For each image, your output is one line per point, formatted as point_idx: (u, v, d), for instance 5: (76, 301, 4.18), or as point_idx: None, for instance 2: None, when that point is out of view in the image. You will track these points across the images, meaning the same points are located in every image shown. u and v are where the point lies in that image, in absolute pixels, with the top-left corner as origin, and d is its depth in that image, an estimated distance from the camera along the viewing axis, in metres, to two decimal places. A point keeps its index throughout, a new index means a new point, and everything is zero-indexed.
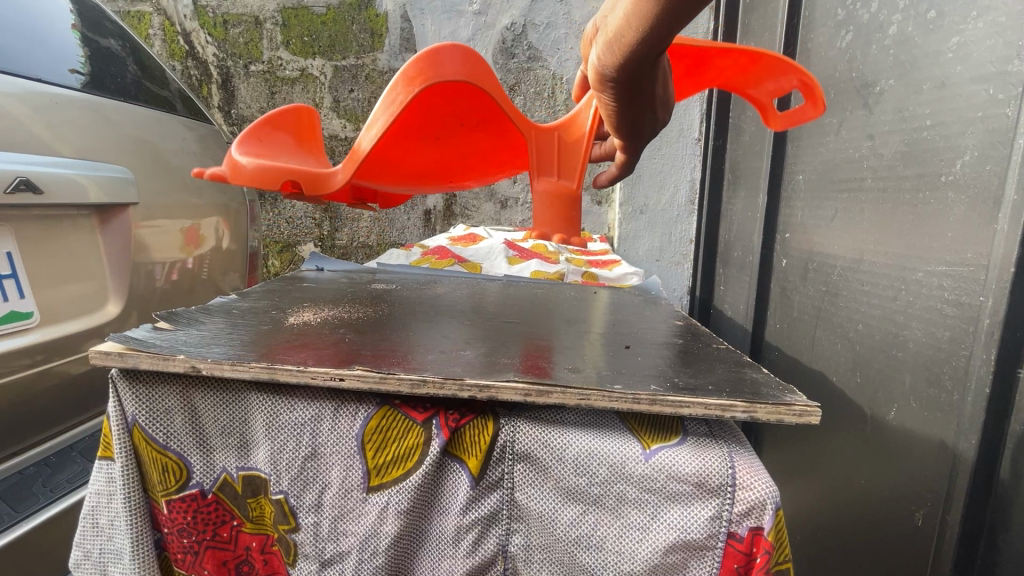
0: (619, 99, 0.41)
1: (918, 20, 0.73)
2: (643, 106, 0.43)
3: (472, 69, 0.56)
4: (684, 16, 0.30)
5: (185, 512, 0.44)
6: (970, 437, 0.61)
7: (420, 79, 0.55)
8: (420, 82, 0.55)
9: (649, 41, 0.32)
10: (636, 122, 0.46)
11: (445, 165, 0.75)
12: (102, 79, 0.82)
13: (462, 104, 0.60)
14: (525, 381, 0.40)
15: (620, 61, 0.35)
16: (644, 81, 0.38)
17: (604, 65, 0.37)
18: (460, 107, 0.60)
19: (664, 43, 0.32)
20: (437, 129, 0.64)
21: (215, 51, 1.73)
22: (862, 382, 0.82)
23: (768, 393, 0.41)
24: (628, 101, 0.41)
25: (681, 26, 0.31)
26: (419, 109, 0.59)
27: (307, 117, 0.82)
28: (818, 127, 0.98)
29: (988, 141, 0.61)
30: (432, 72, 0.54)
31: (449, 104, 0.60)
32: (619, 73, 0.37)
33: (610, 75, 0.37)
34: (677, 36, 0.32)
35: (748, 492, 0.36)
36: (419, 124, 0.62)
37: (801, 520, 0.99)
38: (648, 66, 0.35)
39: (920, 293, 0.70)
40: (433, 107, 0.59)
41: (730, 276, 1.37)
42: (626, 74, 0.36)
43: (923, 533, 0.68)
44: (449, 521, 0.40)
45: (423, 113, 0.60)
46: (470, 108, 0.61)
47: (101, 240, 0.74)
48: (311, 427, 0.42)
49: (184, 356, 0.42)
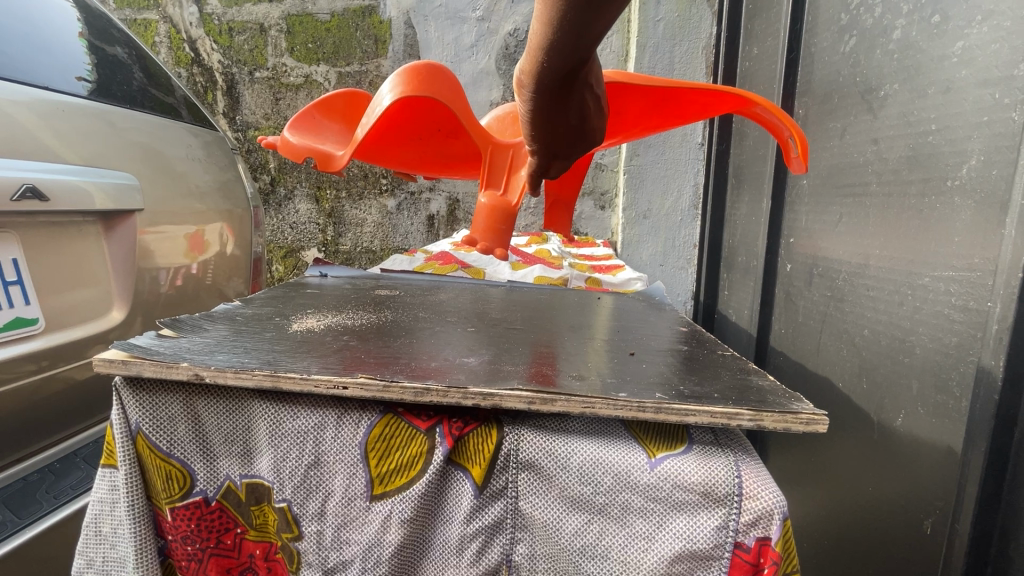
0: (536, 117, 0.37)
1: (923, 25, 0.73)
2: (567, 132, 0.39)
3: (436, 84, 0.73)
4: (593, 23, 0.26)
5: (189, 520, 0.44)
6: (978, 446, 0.61)
7: (399, 90, 0.71)
8: (399, 93, 0.71)
9: (555, 51, 0.29)
10: (561, 149, 0.41)
11: (429, 164, 0.97)
12: (109, 87, 0.83)
13: (436, 118, 0.79)
14: (529, 390, 0.40)
15: (533, 67, 0.31)
16: (564, 98, 0.34)
17: (522, 70, 0.33)
18: (438, 116, 0.78)
19: (574, 51, 0.29)
20: (421, 135, 0.85)
21: (220, 58, 1.74)
22: (868, 387, 0.81)
23: (775, 401, 0.41)
24: (547, 122, 0.37)
25: (588, 36, 0.27)
26: (403, 109, 0.75)
27: (358, 100, 0.92)
28: (822, 131, 0.98)
29: (995, 145, 0.60)
30: (409, 86, 0.71)
31: (426, 116, 0.79)
32: (535, 87, 0.33)
33: (526, 83, 0.33)
34: (588, 47, 0.28)
35: (754, 501, 0.35)
36: (404, 129, 0.82)
37: (807, 528, 0.98)
38: (565, 79, 0.32)
39: (927, 298, 0.70)
40: (414, 114, 0.77)
41: (735, 280, 1.36)
42: (543, 86, 0.32)
43: (932, 542, 0.67)
44: (453, 530, 0.40)
45: (405, 114, 0.77)
46: (440, 118, 0.79)
47: (106, 247, 0.74)
48: (314, 434, 0.42)
49: (187, 364, 0.42)
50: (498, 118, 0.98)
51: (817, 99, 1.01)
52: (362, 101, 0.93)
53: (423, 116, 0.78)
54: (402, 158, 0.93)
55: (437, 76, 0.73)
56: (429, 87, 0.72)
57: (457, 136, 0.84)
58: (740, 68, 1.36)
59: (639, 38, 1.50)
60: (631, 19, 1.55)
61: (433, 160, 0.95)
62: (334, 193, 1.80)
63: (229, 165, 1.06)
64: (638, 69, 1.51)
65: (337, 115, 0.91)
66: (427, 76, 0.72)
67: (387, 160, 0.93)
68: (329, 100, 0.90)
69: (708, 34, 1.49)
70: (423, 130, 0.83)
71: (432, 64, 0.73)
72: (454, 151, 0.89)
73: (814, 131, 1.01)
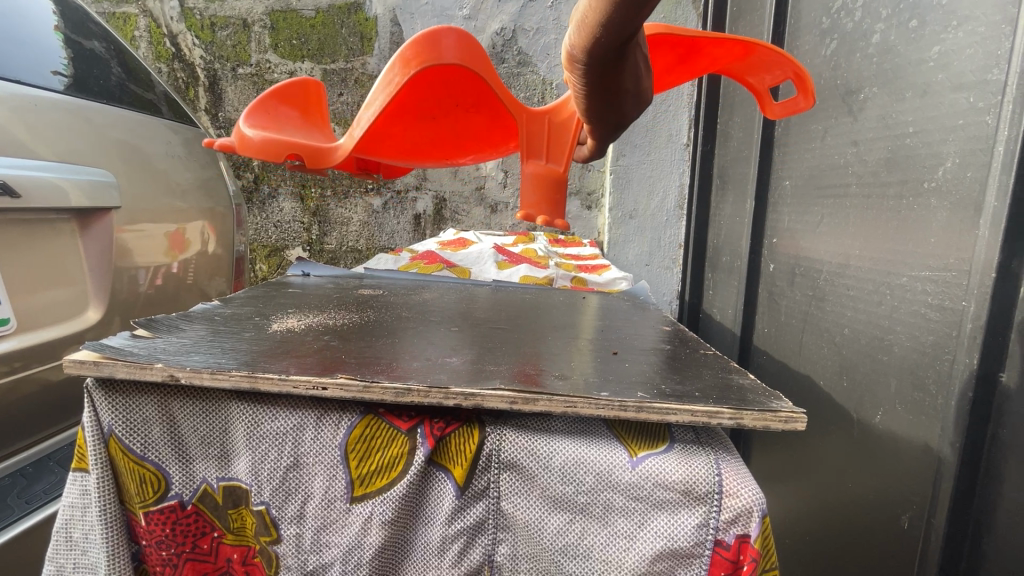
0: (588, 91, 0.38)
1: (901, 29, 0.74)
2: (615, 103, 0.40)
3: (444, 51, 0.51)
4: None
5: (164, 524, 0.43)
6: (954, 442, 0.62)
7: (407, 65, 0.52)
8: (408, 69, 0.52)
9: (613, 22, 0.30)
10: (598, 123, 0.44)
11: (443, 145, 0.73)
12: (85, 81, 0.81)
13: (451, 85, 0.57)
14: (511, 390, 0.40)
15: (586, 43, 0.33)
16: (613, 70, 0.36)
17: (573, 46, 0.34)
18: (461, 80, 0.56)
19: (630, 22, 0.30)
20: (434, 121, 0.66)
21: (202, 54, 1.71)
22: (849, 385, 0.82)
23: (755, 400, 0.41)
24: (599, 93, 0.38)
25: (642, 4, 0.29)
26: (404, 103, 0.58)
27: (313, 90, 0.79)
28: (804, 133, 0.99)
29: (969, 148, 0.62)
30: (418, 56, 0.52)
31: (440, 89, 0.58)
32: (587, 59, 0.34)
33: (576, 60, 0.35)
34: (639, 16, 0.30)
35: (734, 499, 0.36)
36: (412, 116, 0.64)
37: (789, 524, 0.99)
38: (617, 51, 0.33)
39: (904, 297, 0.71)
40: (427, 90, 0.58)
41: (720, 280, 1.37)
42: (594, 60, 0.34)
43: (909, 537, 0.69)
44: (435, 531, 0.40)
45: (416, 89, 0.57)
46: (456, 91, 0.58)
47: (82, 245, 0.72)
48: (293, 436, 0.41)
49: (162, 365, 0.41)
50: None
51: None
52: (317, 92, 0.79)
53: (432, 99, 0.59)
54: (416, 152, 0.75)
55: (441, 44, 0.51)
56: (438, 52, 0.51)
57: (480, 104, 0.61)
58: None
59: None
60: None
61: (446, 142, 0.73)
62: (320, 191, 1.79)
63: (211, 162, 1.04)
64: None
65: (292, 105, 0.75)
66: (436, 40, 0.51)
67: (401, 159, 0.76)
68: (282, 89, 0.74)
69: None
70: (432, 110, 0.63)
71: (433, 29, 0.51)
72: (471, 127, 0.68)
73: (796, 133, 1.02)
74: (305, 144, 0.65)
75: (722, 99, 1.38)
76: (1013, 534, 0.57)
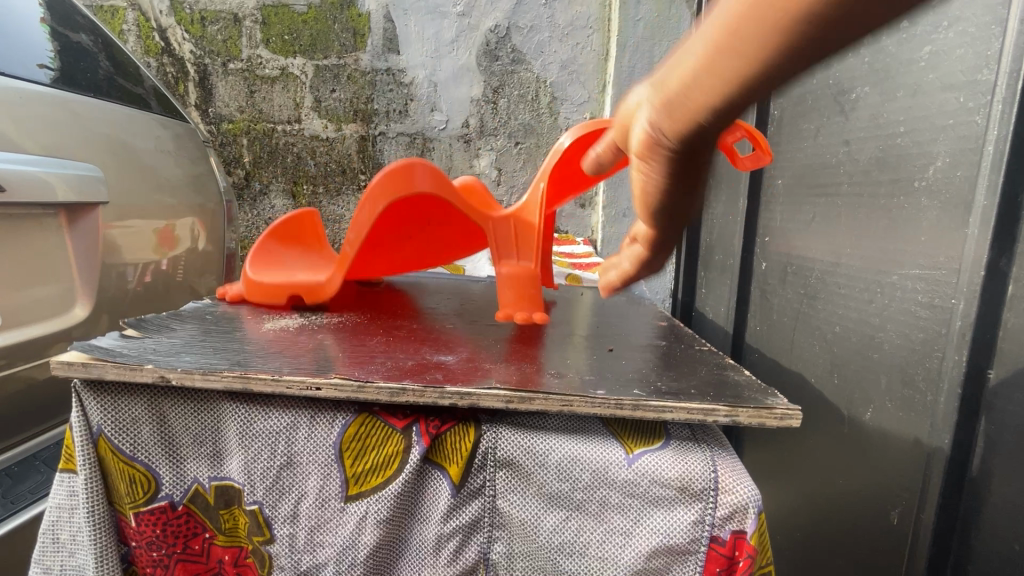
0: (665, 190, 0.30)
1: (893, 29, 0.75)
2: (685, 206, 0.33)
3: (415, 180, 0.62)
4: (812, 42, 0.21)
5: (154, 525, 0.42)
6: (943, 438, 0.63)
7: (381, 198, 0.61)
8: (382, 200, 0.61)
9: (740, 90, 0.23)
10: (664, 236, 0.36)
11: (423, 250, 0.82)
12: (72, 75, 0.80)
13: (418, 207, 0.69)
14: (507, 389, 0.40)
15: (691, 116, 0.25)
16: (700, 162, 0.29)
17: (660, 130, 0.27)
18: (429, 201, 0.67)
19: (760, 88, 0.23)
20: (407, 231, 0.76)
21: (192, 49, 1.61)
22: (840, 382, 0.83)
23: (750, 397, 0.41)
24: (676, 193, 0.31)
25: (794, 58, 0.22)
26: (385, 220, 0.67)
27: (309, 222, 0.86)
28: (797, 132, 1.00)
29: (959, 148, 0.62)
30: (388, 189, 0.61)
31: (411, 210, 0.69)
32: (680, 145, 0.27)
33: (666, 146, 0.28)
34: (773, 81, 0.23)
35: (729, 496, 0.36)
36: (386, 232, 0.73)
37: (779, 520, 1.00)
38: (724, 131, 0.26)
39: (894, 295, 0.72)
40: (398, 210, 0.68)
41: (712, 278, 1.38)
42: (691, 144, 0.27)
43: (899, 532, 0.69)
44: (430, 530, 0.39)
45: (391, 212, 0.67)
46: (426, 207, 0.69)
47: (69, 241, 0.71)
48: (287, 434, 0.41)
49: (152, 367, 0.40)
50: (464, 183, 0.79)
51: (792, 100, 1.02)
52: (311, 221, 0.86)
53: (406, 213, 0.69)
54: (396, 263, 0.84)
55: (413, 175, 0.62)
56: (410, 182, 0.62)
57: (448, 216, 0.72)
58: None
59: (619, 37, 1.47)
60: (612, 17, 1.53)
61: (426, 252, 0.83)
62: (311, 187, 1.64)
63: (201, 158, 1.03)
64: (618, 68, 1.50)
65: (291, 245, 0.81)
66: (407, 173, 0.61)
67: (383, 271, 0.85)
68: (280, 229, 0.81)
69: (687, 34, 1.49)
70: (408, 225, 0.74)
71: (407, 163, 0.62)
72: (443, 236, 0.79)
73: (789, 132, 1.02)
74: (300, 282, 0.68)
75: None
76: (1002, 529, 0.57)
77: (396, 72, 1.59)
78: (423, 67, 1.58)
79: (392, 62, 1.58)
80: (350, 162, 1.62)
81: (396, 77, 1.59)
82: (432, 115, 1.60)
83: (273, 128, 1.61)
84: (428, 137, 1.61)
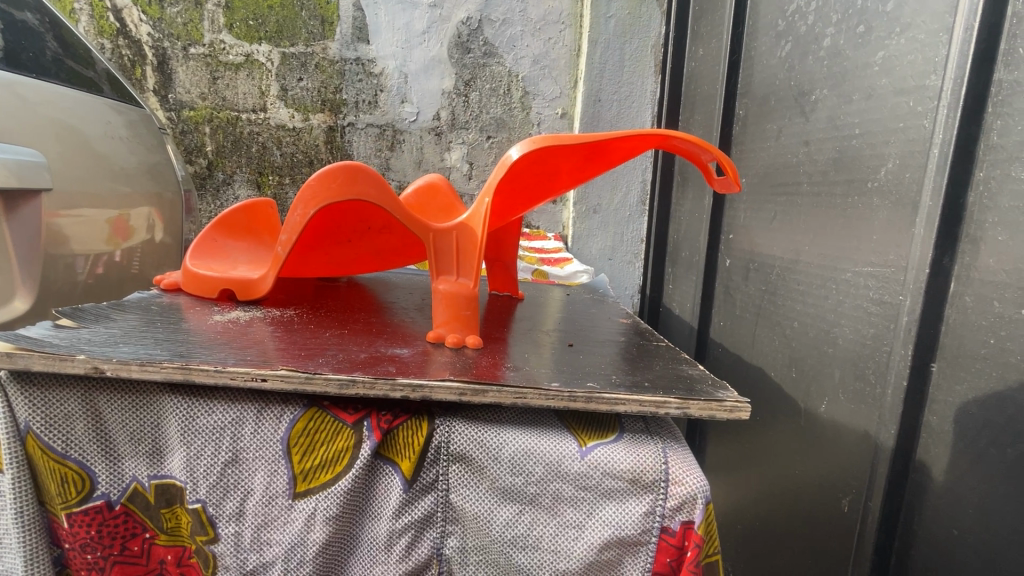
0: None
1: (849, 34, 0.77)
2: None
3: (356, 185, 0.53)
4: None
5: (88, 526, 0.40)
6: (890, 429, 0.66)
7: (313, 201, 0.55)
8: (314, 205, 0.55)
9: None
10: None
11: (370, 257, 0.77)
12: (17, 54, 0.75)
13: (358, 211, 0.62)
14: (460, 380, 0.39)
15: None
16: None
17: None
18: (371, 206, 0.59)
19: None
20: (347, 236, 0.70)
21: (150, 31, 1.51)
22: (797, 376, 0.86)
23: (702, 390, 0.42)
24: None
25: None
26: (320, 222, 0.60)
27: (262, 211, 0.82)
28: (760, 132, 1.02)
29: (908, 151, 0.65)
30: (323, 194, 0.54)
31: (349, 213, 0.62)
32: None
33: None
34: None
35: (679, 487, 0.36)
36: (322, 231, 0.67)
37: (740, 511, 1.02)
38: None
39: (848, 291, 0.74)
40: (336, 211, 0.61)
41: (679, 275, 1.40)
42: None
43: (849, 519, 0.72)
44: (381, 526, 0.39)
45: (327, 212, 0.60)
46: (366, 213, 0.63)
47: (7, 230, 0.65)
48: (231, 430, 0.39)
49: (86, 356, 0.39)
50: (418, 190, 0.78)
51: (756, 101, 1.05)
52: (265, 211, 0.83)
53: (345, 215, 0.63)
54: (335, 263, 0.78)
55: (353, 176, 0.53)
56: (351, 186, 0.53)
57: (390, 226, 0.67)
58: (687, 68, 1.40)
59: (591, 33, 1.49)
60: (584, 13, 1.54)
61: (371, 254, 0.76)
62: (278, 178, 1.59)
63: (157, 146, 0.99)
64: (589, 64, 1.50)
65: (240, 237, 0.79)
66: (345, 178, 0.53)
67: (320, 266, 0.79)
68: (229, 220, 0.78)
69: (657, 33, 1.51)
70: (350, 231, 0.68)
71: (348, 165, 0.54)
72: (391, 244, 0.73)
73: (753, 132, 1.05)
74: (235, 279, 0.65)
75: (684, 97, 1.41)
76: (943, 514, 0.61)
77: (365, 62, 1.55)
78: (393, 58, 1.55)
79: (361, 51, 1.54)
80: (318, 154, 1.58)
81: (366, 67, 1.55)
82: (403, 107, 1.57)
83: (238, 116, 1.55)
84: (398, 129, 1.58)
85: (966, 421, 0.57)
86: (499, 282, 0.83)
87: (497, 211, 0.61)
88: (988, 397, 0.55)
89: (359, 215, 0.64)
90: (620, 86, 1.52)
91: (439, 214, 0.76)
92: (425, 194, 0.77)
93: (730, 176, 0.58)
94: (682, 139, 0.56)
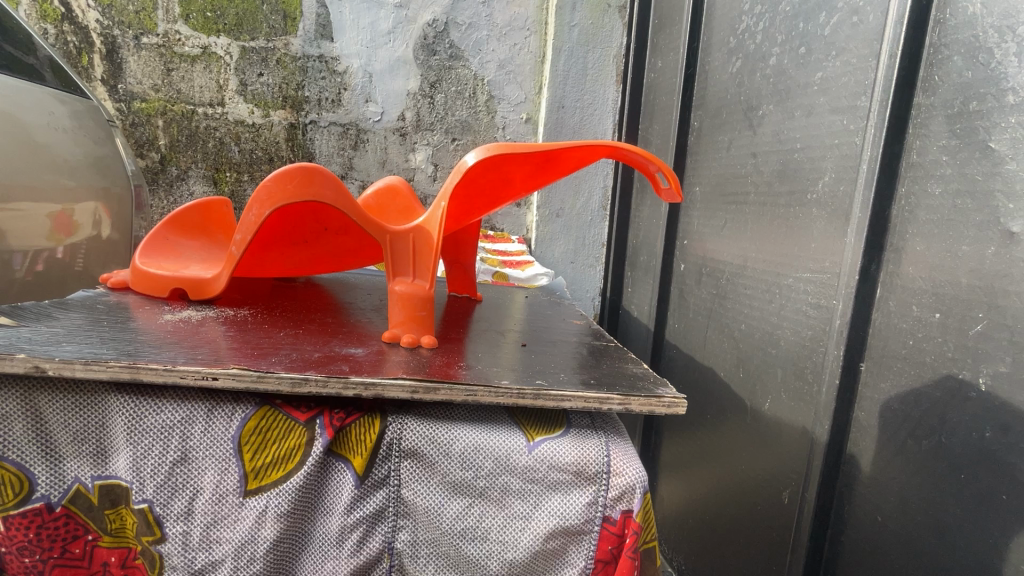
0: None
1: (792, 55, 0.82)
2: None
3: (312, 187, 0.54)
4: None
5: (26, 529, 0.39)
6: (824, 424, 0.71)
7: (269, 201, 0.55)
8: (270, 205, 0.55)
9: None
10: None
11: (328, 259, 0.77)
12: None
13: (316, 212, 0.62)
14: (412, 379, 0.40)
15: None
16: None
17: None
18: (328, 208, 0.60)
19: None
20: (303, 236, 0.69)
21: (98, 18, 1.45)
22: (744, 376, 0.90)
23: (644, 387, 0.45)
24: None
25: None
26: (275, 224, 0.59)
27: (217, 211, 0.80)
28: (713, 143, 1.07)
29: (843, 165, 0.70)
30: (280, 194, 0.54)
31: (306, 214, 0.62)
32: None
33: None
34: None
35: (620, 478, 0.39)
36: (278, 231, 0.67)
37: (692, 506, 1.06)
38: None
39: (789, 296, 0.79)
40: (292, 211, 0.61)
41: (638, 279, 1.44)
42: None
43: (789, 509, 0.77)
44: (333, 522, 0.40)
45: (284, 212, 0.60)
46: (323, 214, 0.63)
47: None
48: (181, 428, 0.39)
49: (26, 356, 0.38)
50: (377, 192, 0.78)
51: (709, 113, 1.10)
52: (219, 210, 0.81)
53: (301, 216, 0.63)
54: (291, 263, 0.77)
55: (307, 177, 0.53)
56: (309, 188, 0.54)
57: (348, 228, 0.67)
58: (647, 78, 1.46)
59: (555, 41, 1.52)
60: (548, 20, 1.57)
61: (329, 257, 0.76)
62: (235, 175, 1.54)
63: (104, 138, 0.96)
64: (553, 71, 1.54)
65: (193, 236, 0.77)
66: (302, 179, 0.53)
67: (276, 267, 0.78)
68: (182, 218, 0.76)
69: (619, 43, 1.55)
70: (308, 231, 0.68)
71: (303, 167, 0.54)
72: (350, 246, 0.73)
73: (706, 142, 1.10)
74: (189, 279, 0.64)
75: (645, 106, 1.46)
76: (869, 502, 0.66)
77: (328, 59, 1.53)
78: (358, 57, 1.54)
79: (324, 49, 1.52)
80: (278, 151, 1.54)
81: (329, 65, 1.53)
82: (367, 106, 1.56)
83: (194, 110, 1.50)
84: (362, 128, 1.56)
85: (889, 416, 0.63)
86: (459, 283, 0.85)
87: (454, 216, 0.63)
88: (908, 393, 0.60)
89: (315, 216, 0.63)
90: (583, 93, 1.56)
91: (397, 216, 0.77)
92: (385, 195, 0.78)
93: (673, 186, 0.62)
94: (629, 151, 0.59)
